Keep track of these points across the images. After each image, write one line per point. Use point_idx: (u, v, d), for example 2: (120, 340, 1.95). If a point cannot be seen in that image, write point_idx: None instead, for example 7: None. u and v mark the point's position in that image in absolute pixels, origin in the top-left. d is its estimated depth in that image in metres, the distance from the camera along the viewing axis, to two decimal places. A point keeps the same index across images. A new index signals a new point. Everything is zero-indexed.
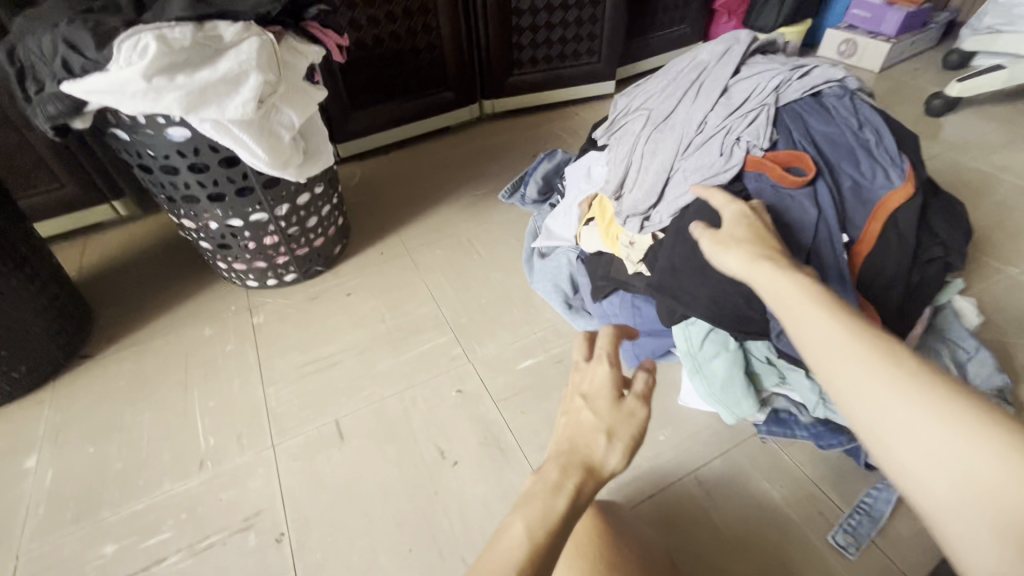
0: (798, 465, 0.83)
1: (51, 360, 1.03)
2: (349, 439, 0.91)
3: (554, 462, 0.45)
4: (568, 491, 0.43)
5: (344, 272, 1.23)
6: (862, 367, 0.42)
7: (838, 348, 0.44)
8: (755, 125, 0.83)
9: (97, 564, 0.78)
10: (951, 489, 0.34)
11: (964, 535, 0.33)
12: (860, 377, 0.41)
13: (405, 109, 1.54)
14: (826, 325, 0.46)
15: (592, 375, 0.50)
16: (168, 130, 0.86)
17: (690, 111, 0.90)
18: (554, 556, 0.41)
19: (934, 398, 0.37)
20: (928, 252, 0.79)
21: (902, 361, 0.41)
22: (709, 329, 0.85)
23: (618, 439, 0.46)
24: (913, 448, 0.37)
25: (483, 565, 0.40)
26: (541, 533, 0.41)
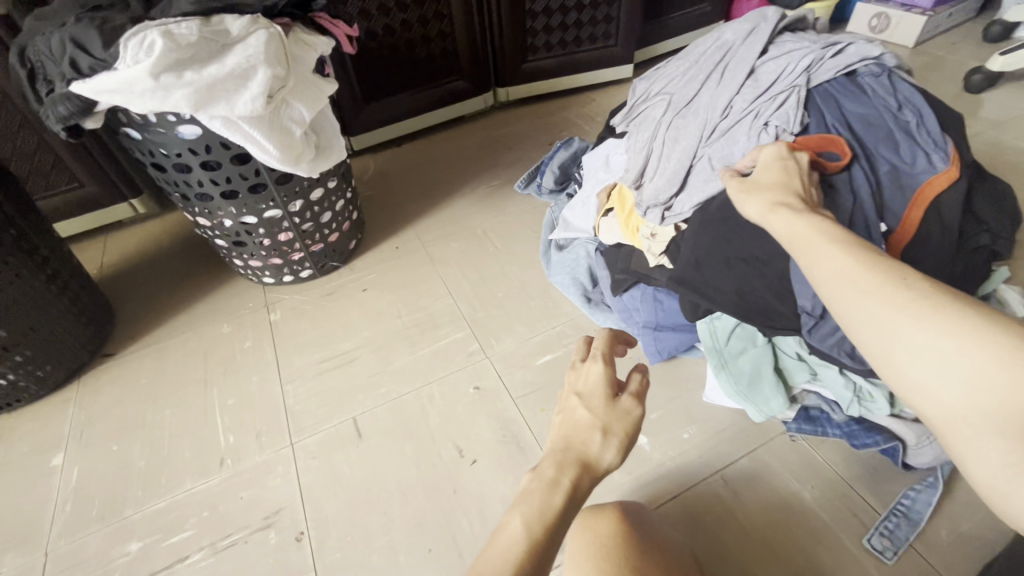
0: (831, 465, 0.80)
1: (75, 359, 1.04)
2: (367, 437, 0.90)
3: (549, 459, 0.44)
4: (564, 487, 0.41)
5: (359, 267, 1.22)
6: (874, 295, 0.45)
7: (852, 280, 0.47)
8: (787, 106, 0.78)
9: (123, 561, 0.79)
10: (955, 395, 0.38)
11: (967, 433, 0.37)
12: (873, 303, 0.45)
13: (418, 99, 1.51)
14: (841, 263, 0.49)
15: (586, 374, 0.49)
16: (179, 128, 0.85)
17: (715, 94, 0.86)
18: (555, 545, 0.39)
19: (944, 314, 0.41)
20: (972, 240, 0.74)
21: (914, 286, 0.44)
22: (736, 324, 0.84)
23: (613, 436, 0.46)
24: (923, 361, 0.40)
25: (478, 564, 0.38)
26: (540, 528, 0.39)
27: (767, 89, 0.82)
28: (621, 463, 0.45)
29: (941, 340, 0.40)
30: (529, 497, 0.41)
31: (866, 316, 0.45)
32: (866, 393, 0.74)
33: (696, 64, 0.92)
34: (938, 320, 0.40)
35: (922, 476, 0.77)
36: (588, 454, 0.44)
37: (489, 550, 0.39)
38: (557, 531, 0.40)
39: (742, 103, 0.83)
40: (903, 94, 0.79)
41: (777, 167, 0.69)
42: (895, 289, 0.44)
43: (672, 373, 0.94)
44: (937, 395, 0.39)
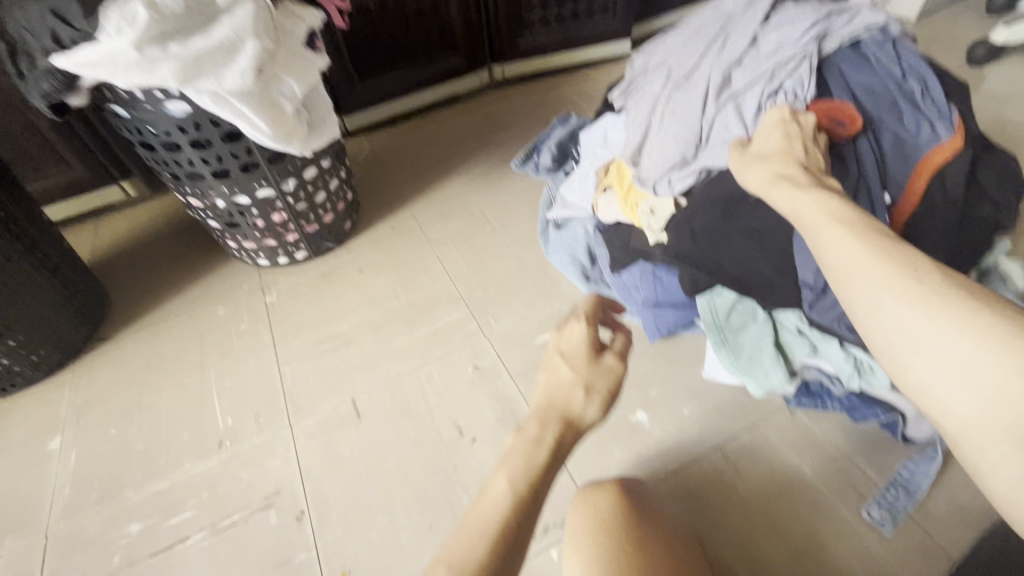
0: (831, 439, 0.80)
1: (69, 343, 1.03)
2: (366, 417, 0.90)
3: (532, 417, 0.45)
4: (549, 444, 0.42)
5: (356, 248, 1.21)
6: (886, 288, 0.44)
7: (864, 271, 0.46)
8: (795, 76, 0.76)
9: (124, 542, 0.79)
10: (967, 397, 0.37)
11: (976, 437, 0.36)
12: (885, 297, 0.44)
13: (412, 78, 1.48)
14: (854, 247, 0.48)
15: (569, 333, 0.49)
16: (166, 104, 0.83)
17: (719, 64, 0.83)
18: (540, 496, 0.41)
19: (960, 312, 0.39)
20: (975, 212, 0.73)
21: (925, 279, 0.43)
22: (737, 300, 0.83)
23: (596, 393, 0.46)
24: (933, 361, 0.39)
25: (468, 518, 0.40)
26: (524, 484, 0.40)
27: (773, 57, 0.79)
28: (603, 418, 0.46)
29: (952, 340, 0.39)
30: (513, 451, 0.42)
31: (878, 310, 0.44)
32: (867, 367, 0.73)
33: (696, 35, 0.90)
34: (952, 320, 0.39)
35: (921, 448, 0.77)
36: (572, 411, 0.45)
37: (477, 508, 0.40)
38: (541, 486, 0.41)
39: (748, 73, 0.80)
40: (908, 62, 0.77)
41: (778, 135, 0.68)
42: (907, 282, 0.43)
43: (671, 350, 0.94)
44: (946, 398, 0.38)
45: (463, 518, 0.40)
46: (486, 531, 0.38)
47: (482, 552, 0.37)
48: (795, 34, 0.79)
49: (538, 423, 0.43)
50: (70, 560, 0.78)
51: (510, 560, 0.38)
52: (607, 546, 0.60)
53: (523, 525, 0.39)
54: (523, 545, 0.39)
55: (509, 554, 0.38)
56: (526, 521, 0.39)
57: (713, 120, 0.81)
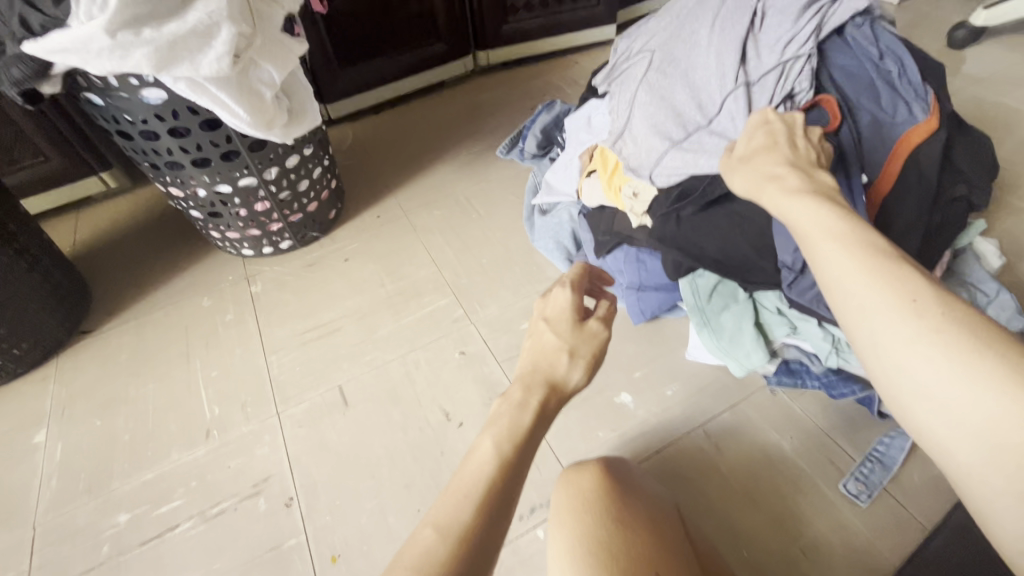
0: (809, 416, 0.81)
1: (51, 336, 1.02)
2: (353, 404, 0.90)
3: (517, 383, 0.46)
4: (532, 407, 0.44)
5: (341, 237, 1.20)
6: (880, 306, 0.38)
7: (856, 282, 0.40)
8: (795, 66, 0.74)
9: (112, 532, 0.79)
10: (969, 442, 0.33)
11: (978, 483, 0.33)
12: (877, 318, 0.38)
13: (395, 65, 1.47)
14: (847, 263, 0.41)
15: (554, 300, 0.51)
16: (142, 91, 0.82)
17: (719, 47, 0.78)
18: (525, 462, 0.42)
19: (965, 353, 0.34)
20: (949, 192, 0.75)
21: (925, 311, 0.36)
22: (717, 282, 0.85)
23: (579, 357, 0.48)
24: (932, 398, 0.34)
25: (454, 481, 0.40)
26: (509, 448, 0.41)
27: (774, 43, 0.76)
28: (587, 382, 0.48)
29: (954, 387, 0.33)
30: (499, 421, 0.43)
31: (872, 341, 0.38)
32: (844, 344, 0.76)
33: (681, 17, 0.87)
34: (956, 364, 0.34)
35: (896, 424, 0.79)
36: (557, 375, 0.47)
37: (464, 472, 0.41)
38: (526, 450, 0.42)
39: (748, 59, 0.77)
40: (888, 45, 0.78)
41: (762, 134, 0.65)
42: (900, 311, 0.37)
43: (656, 333, 0.95)
44: (945, 443, 0.34)
45: (451, 480, 0.40)
46: (472, 494, 0.39)
47: (470, 512, 0.38)
48: (794, 18, 0.76)
49: (522, 394, 0.45)
50: (59, 550, 0.78)
51: (498, 521, 0.39)
52: (591, 522, 0.61)
53: (510, 485, 0.40)
54: (510, 504, 0.40)
55: (496, 513, 0.39)
56: (514, 481, 0.40)
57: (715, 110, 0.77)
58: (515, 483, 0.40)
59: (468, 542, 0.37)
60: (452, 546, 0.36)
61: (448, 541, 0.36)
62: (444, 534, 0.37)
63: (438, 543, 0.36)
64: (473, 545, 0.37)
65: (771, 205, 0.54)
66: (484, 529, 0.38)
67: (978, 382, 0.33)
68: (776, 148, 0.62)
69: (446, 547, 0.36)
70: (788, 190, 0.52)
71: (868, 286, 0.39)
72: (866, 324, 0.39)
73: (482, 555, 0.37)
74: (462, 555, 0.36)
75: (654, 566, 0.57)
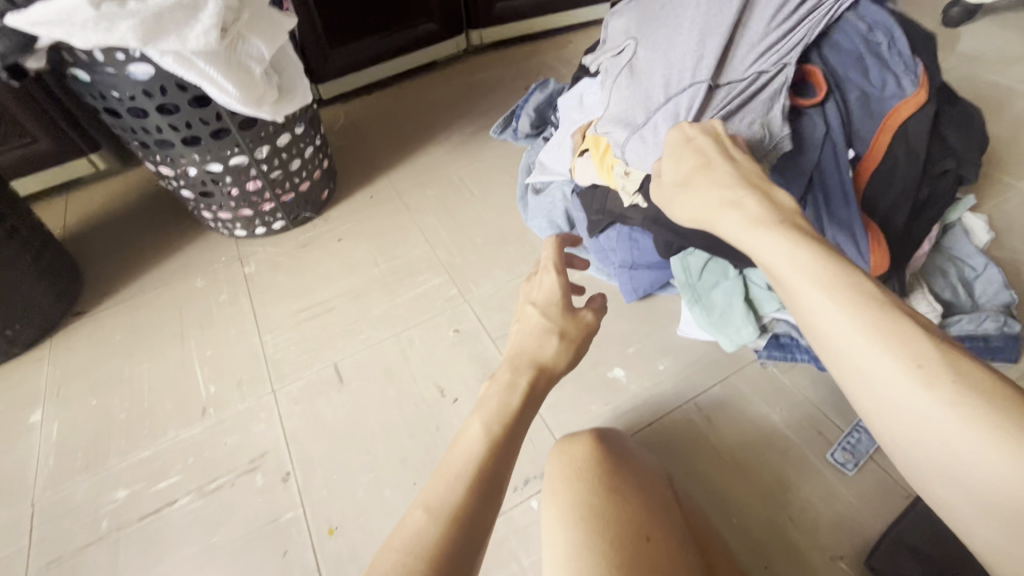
0: (799, 388, 0.83)
1: (44, 318, 1.02)
2: (348, 381, 0.91)
3: (505, 366, 0.50)
4: (521, 388, 0.47)
5: (334, 217, 1.20)
6: (885, 371, 0.37)
7: (853, 342, 0.39)
8: (775, 66, 0.71)
9: (111, 507, 0.80)
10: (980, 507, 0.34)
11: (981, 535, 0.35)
12: (885, 381, 0.37)
13: (387, 44, 1.45)
14: (843, 320, 0.40)
15: (542, 285, 0.56)
16: (129, 67, 0.81)
17: (701, 30, 0.72)
18: (514, 439, 0.44)
19: (971, 422, 0.34)
20: (938, 165, 0.75)
21: (933, 379, 0.36)
22: (709, 258, 0.85)
23: (564, 341, 0.52)
24: (944, 463, 0.35)
25: (443, 463, 0.43)
26: (498, 428, 0.44)
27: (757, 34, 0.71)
28: (570, 366, 0.52)
29: (973, 454, 0.34)
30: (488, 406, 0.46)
31: (880, 402, 0.38)
32: None
33: None
34: (967, 432, 0.34)
35: None
36: (547, 360, 0.51)
37: (453, 457, 0.43)
38: (515, 428, 0.45)
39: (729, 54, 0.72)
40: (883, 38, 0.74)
41: (692, 151, 0.60)
42: (904, 375, 0.37)
43: (648, 310, 0.96)
44: (950, 497, 0.36)
45: (443, 464, 0.42)
46: (462, 476, 0.41)
47: (460, 491, 0.40)
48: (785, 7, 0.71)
49: (511, 384, 0.47)
50: (58, 526, 0.79)
51: (490, 497, 0.40)
52: (583, 490, 0.62)
53: (500, 465, 0.42)
54: (501, 481, 0.42)
55: (488, 489, 0.40)
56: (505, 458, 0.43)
57: (689, 95, 0.71)
58: (507, 463, 0.43)
59: (460, 517, 0.38)
60: (443, 527, 0.38)
61: (441, 516, 0.38)
62: (436, 512, 0.39)
63: (432, 520, 0.38)
64: (466, 521, 0.38)
65: (732, 238, 0.50)
66: (478, 506, 0.39)
67: (978, 440, 0.34)
68: (714, 170, 0.57)
69: (439, 522, 0.38)
70: (749, 221, 0.49)
71: (862, 343, 0.39)
72: (864, 379, 0.39)
73: (475, 531, 0.38)
74: (455, 529, 0.38)
75: (645, 530, 0.58)
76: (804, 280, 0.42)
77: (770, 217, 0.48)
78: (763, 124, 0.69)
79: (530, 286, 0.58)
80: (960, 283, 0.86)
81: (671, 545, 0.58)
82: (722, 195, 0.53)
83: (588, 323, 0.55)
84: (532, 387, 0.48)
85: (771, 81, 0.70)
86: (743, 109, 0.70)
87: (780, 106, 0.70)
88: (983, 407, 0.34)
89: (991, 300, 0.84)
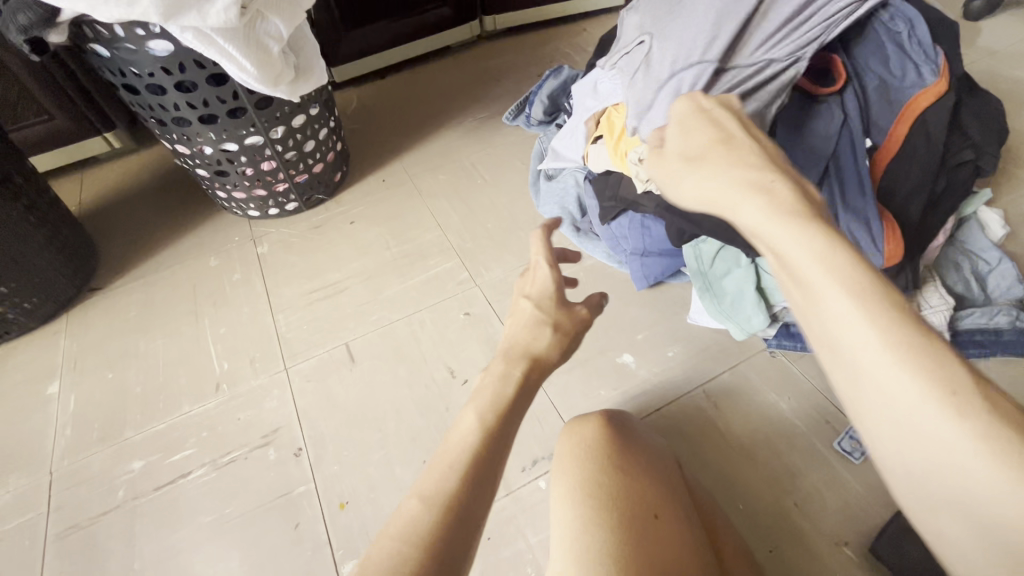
0: (807, 378, 0.83)
1: (60, 294, 1.04)
2: (359, 360, 0.92)
3: (499, 358, 0.50)
4: (514, 379, 0.48)
5: (347, 199, 1.21)
6: (915, 398, 0.30)
7: (879, 364, 0.31)
8: (789, 54, 0.70)
9: (127, 477, 0.81)
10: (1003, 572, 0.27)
11: None
12: (907, 410, 0.30)
13: (401, 28, 1.44)
14: (864, 329, 0.32)
15: (535, 278, 0.57)
16: (149, 43, 0.82)
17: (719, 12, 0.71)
18: (507, 429, 0.44)
19: (1016, 472, 0.27)
20: (956, 156, 0.75)
21: (971, 417, 0.28)
22: (721, 247, 0.85)
23: (557, 333, 0.53)
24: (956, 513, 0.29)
25: (440, 452, 0.43)
26: (492, 418, 0.44)
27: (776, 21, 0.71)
28: (562, 359, 0.53)
29: (1004, 506, 0.27)
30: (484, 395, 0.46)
31: (900, 433, 0.30)
32: None
33: None
34: (1005, 482, 0.27)
35: None
36: (543, 353, 0.51)
37: (445, 450, 0.43)
38: (509, 419, 0.45)
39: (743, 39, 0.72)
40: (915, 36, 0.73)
41: (702, 126, 0.51)
42: (934, 403, 0.29)
43: (658, 297, 0.96)
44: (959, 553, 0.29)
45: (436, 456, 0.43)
46: (455, 468, 0.41)
47: (454, 482, 0.40)
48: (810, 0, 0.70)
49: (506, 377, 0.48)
50: (75, 493, 0.81)
51: (483, 489, 0.41)
52: (592, 470, 0.63)
53: (493, 457, 0.43)
54: (494, 474, 0.42)
55: (481, 481, 0.41)
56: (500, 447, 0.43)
57: (696, 75, 0.70)
58: (501, 454, 0.43)
59: (453, 509, 0.39)
60: (437, 518, 0.38)
61: (434, 508, 0.39)
62: (429, 504, 0.39)
63: (425, 513, 0.39)
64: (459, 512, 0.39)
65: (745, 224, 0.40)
66: (471, 497, 0.40)
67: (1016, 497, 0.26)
68: (733, 146, 0.47)
69: (432, 513, 0.39)
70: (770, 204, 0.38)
71: (879, 349, 0.31)
72: (875, 390, 0.31)
73: (468, 523, 0.39)
74: (448, 521, 0.38)
75: (652, 508, 0.60)
76: (823, 271, 0.33)
77: (803, 207, 0.38)
78: (763, 107, 0.69)
79: (523, 278, 0.58)
80: (973, 276, 0.86)
81: (677, 522, 0.59)
82: (738, 177, 0.43)
83: (582, 316, 0.56)
84: (525, 377, 0.48)
85: (781, 71, 0.70)
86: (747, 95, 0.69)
87: (784, 91, 0.71)
88: (1004, 431, 0.28)
89: (1005, 295, 0.84)
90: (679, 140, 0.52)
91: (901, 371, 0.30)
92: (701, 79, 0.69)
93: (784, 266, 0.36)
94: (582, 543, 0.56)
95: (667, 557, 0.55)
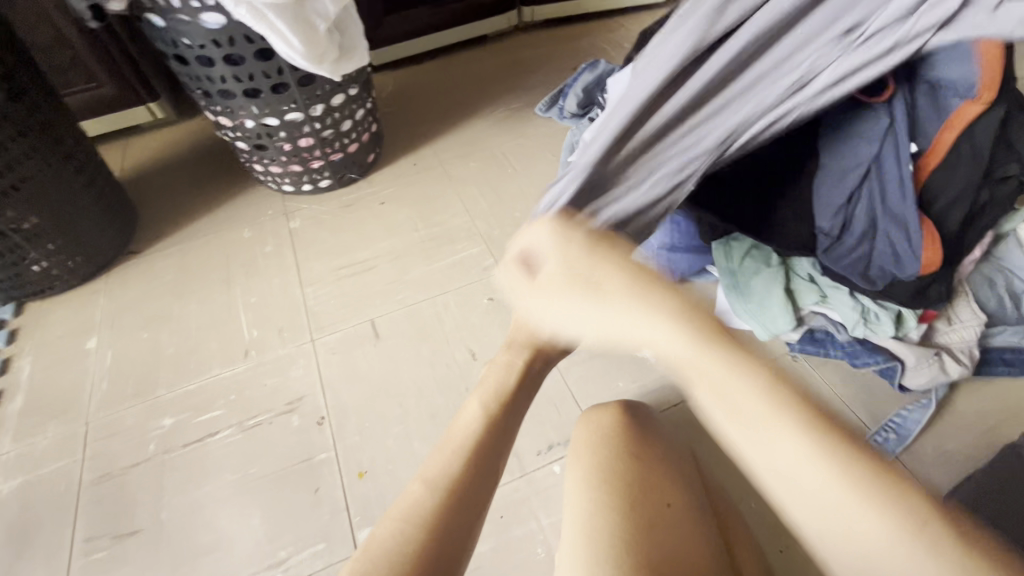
0: (829, 384, 0.83)
1: (104, 253, 1.08)
2: (384, 337, 0.94)
3: (503, 352, 0.56)
4: (517, 369, 0.54)
5: (378, 180, 1.23)
6: (860, 509, 0.35)
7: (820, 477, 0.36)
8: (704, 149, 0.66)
9: (158, 433, 0.85)
10: None
11: None
12: (854, 517, 0.35)
13: (440, 14, 1.46)
14: (797, 445, 0.37)
15: None
16: (202, 16, 0.85)
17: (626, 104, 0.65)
18: (508, 420, 0.49)
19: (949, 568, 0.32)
20: (1002, 168, 0.73)
21: (911, 521, 0.34)
22: (751, 247, 0.86)
23: None
24: None
25: (446, 435, 0.47)
26: (494, 407, 0.49)
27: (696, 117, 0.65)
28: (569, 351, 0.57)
29: None
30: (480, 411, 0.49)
31: (844, 538, 0.35)
32: (873, 314, 0.77)
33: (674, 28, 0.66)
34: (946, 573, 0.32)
35: (917, 397, 0.79)
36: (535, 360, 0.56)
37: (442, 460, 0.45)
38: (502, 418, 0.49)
39: (654, 142, 0.66)
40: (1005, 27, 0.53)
41: (563, 263, 0.49)
42: (882, 516, 0.34)
43: (682, 295, 0.96)
44: None
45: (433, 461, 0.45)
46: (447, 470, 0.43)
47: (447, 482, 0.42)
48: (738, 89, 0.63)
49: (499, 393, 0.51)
50: (109, 444, 0.84)
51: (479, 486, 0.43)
52: (608, 456, 0.64)
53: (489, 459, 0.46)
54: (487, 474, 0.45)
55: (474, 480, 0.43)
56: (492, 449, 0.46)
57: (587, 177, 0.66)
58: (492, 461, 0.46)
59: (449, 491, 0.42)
60: (440, 500, 0.41)
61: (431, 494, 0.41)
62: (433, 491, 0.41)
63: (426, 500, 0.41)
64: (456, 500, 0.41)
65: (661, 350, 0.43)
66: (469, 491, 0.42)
67: None
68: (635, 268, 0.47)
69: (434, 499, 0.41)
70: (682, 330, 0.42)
71: (816, 470, 0.36)
72: (818, 503, 0.36)
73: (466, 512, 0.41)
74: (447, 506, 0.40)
75: (667, 498, 0.61)
76: (756, 395, 0.39)
77: (712, 334, 0.42)
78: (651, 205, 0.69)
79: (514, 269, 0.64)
80: (1008, 294, 0.83)
81: (692, 513, 0.60)
82: (632, 316, 0.44)
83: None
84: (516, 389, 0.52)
85: (684, 171, 0.67)
86: (617, 206, 0.68)
87: (662, 206, 0.69)
88: (942, 534, 0.33)
89: None
90: (552, 260, 0.49)
91: (830, 482, 0.36)
92: (568, 191, 0.66)
93: (712, 393, 0.40)
94: (594, 526, 0.57)
95: (681, 545, 0.56)
